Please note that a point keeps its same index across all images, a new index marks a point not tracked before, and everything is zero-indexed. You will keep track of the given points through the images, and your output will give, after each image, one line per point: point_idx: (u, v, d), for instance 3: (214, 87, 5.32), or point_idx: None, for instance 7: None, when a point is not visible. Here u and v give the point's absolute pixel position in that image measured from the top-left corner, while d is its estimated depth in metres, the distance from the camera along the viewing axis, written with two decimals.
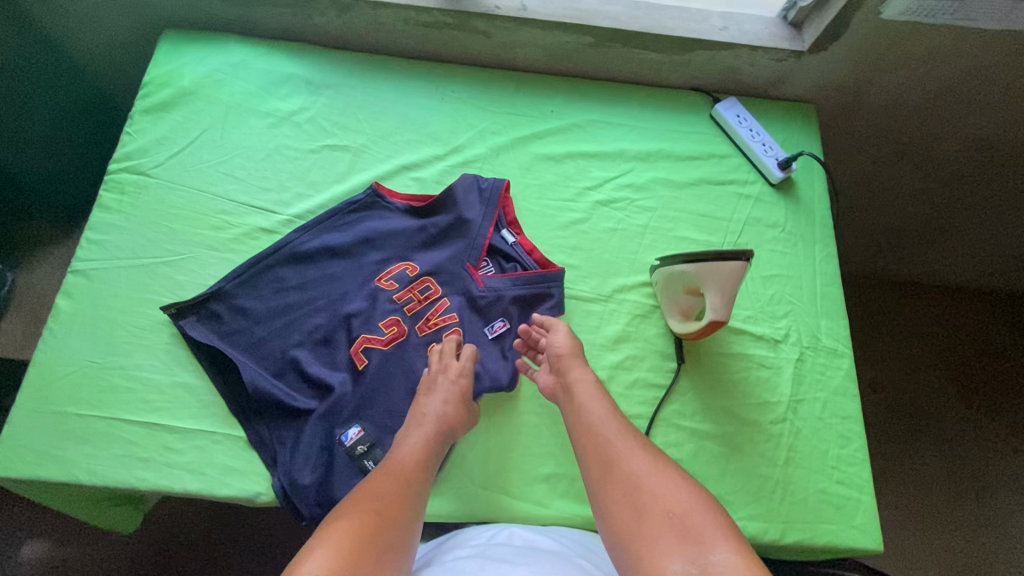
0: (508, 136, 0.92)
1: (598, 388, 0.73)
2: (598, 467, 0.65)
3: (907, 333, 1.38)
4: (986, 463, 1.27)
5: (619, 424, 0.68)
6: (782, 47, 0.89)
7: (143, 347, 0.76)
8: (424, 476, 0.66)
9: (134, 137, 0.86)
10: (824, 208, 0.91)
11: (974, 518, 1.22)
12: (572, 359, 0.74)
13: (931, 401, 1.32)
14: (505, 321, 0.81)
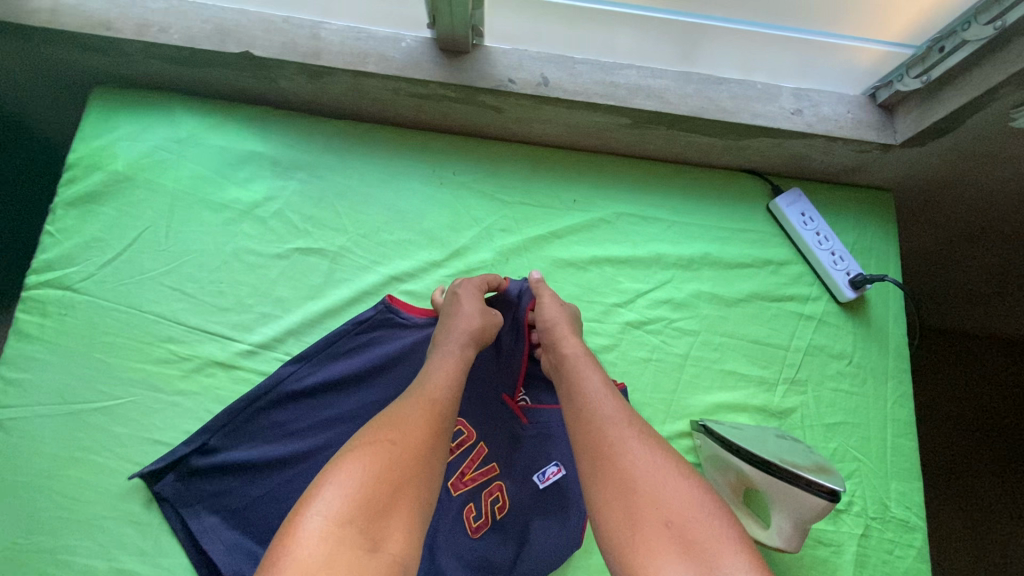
0: (521, 237, 0.75)
1: (595, 365, 0.60)
2: (592, 448, 0.51)
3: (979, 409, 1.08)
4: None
5: (617, 400, 0.55)
6: (868, 138, 0.70)
7: (74, 524, 0.62)
8: (457, 397, 0.57)
9: (57, 240, 0.70)
10: (900, 334, 0.75)
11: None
12: (565, 335, 0.63)
13: (1004, 501, 1.03)
14: (558, 465, 0.68)
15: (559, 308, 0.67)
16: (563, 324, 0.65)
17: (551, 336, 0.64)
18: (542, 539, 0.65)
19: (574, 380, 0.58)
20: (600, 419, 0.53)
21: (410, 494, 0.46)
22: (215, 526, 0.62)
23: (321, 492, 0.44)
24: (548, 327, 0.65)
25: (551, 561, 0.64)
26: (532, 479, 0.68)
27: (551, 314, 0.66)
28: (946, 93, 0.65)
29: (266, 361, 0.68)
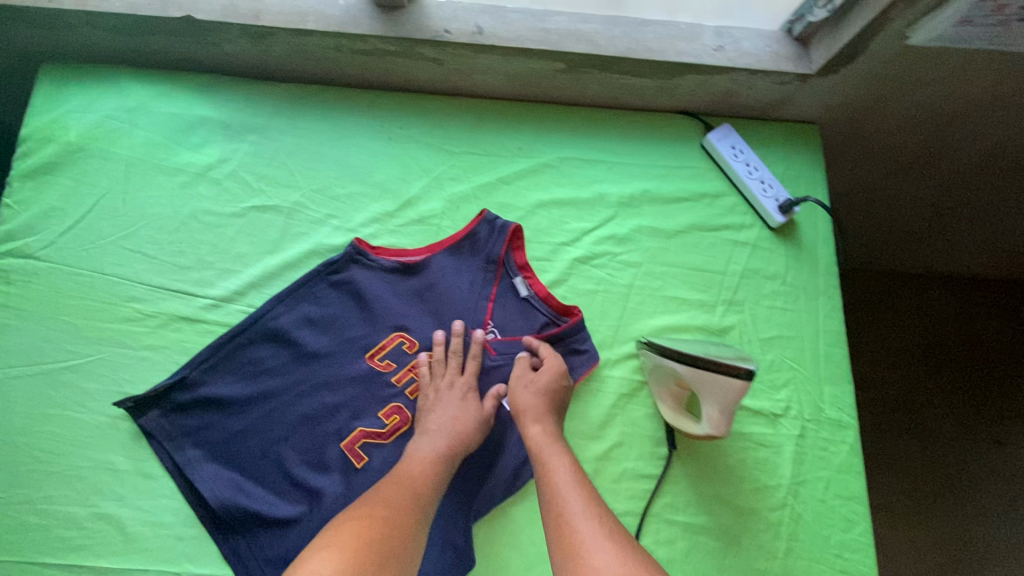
0: (470, 184, 0.79)
1: (569, 459, 0.63)
2: (560, 544, 0.53)
3: (906, 327, 1.23)
4: (987, 470, 1.13)
5: (586, 496, 0.58)
6: (786, 70, 0.75)
7: (54, 475, 0.65)
8: (431, 491, 0.61)
9: (15, 211, 0.72)
10: (829, 253, 0.81)
11: (969, 534, 1.09)
12: (539, 420, 0.66)
13: (935, 403, 1.18)
14: None
15: (542, 381, 0.69)
16: (540, 403, 0.68)
17: (524, 418, 0.67)
18: (508, 455, 0.71)
19: (545, 474, 0.61)
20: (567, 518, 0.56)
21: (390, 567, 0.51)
22: (200, 455, 0.66)
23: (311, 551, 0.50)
24: (519, 407, 0.68)
25: (517, 473, 0.70)
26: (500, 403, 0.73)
27: (526, 396, 0.68)
28: (849, 19, 0.70)
29: (231, 314, 0.72)
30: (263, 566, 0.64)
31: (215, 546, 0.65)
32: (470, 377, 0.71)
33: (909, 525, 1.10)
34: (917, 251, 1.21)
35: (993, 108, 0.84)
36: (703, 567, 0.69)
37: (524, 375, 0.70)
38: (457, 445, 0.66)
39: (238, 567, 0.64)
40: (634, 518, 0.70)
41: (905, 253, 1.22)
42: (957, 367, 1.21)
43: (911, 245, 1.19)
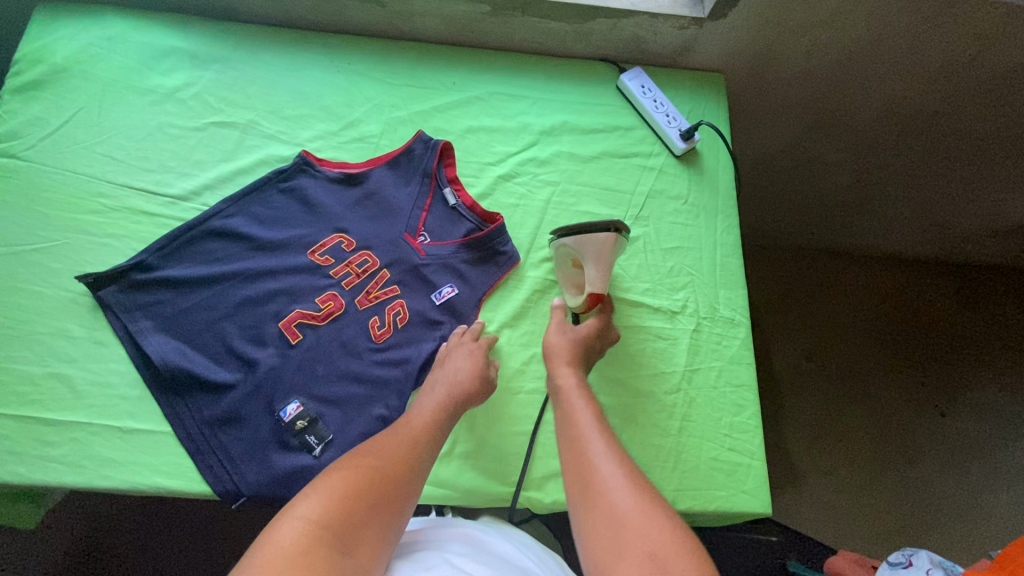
0: (407, 111, 0.89)
1: (591, 405, 0.68)
2: (580, 481, 0.61)
3: (843, 308, 1.48)
4: (888, 414, 1.40)
5: (606, 442, 0.63)
6: (682, 14, 0.88)
7: (13, 338, 0.72)
8: (433, 442, 0.66)
9: (2, 119, 0.82)
10: (728, 178, 0.91)
11: (879, 468, 1.35)
12: (571, 365, 0.72)
13: (870, 371, 1.43)
14: (453, 286, 0.81)
15: (580, 333, 0.75)
16: (577, 351, 0.74)
17: (563, 364, 0.73)
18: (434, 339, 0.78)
19: (571, 415, 0.67)
20: (588, 458, 0.62)
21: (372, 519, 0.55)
22: (150, 326, 0.74)
23: (305, 501, 0.55)
24: (556, 353, 0.74)
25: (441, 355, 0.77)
26: (430, 298, 0.80)
27: (570, 344, 0.74)
28: None
29: (187, 210, 0.80)
30: (200, 424, 0.71)
31: (158, 405, 0.72)
32: (475, 342, 0.75)
33: (832, 466, 1.35)
34: (840, 219, 1.40)
35: (877, 65, 0.98)
36: None
37: (561, 334, 0.75)
38: (461, 398, 0.70)
39: (178, 423, 0.71)
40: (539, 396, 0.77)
41: (833, 224, 1.42)
42: (870, 335, 1.46)
43: (835, 212, 1.38)
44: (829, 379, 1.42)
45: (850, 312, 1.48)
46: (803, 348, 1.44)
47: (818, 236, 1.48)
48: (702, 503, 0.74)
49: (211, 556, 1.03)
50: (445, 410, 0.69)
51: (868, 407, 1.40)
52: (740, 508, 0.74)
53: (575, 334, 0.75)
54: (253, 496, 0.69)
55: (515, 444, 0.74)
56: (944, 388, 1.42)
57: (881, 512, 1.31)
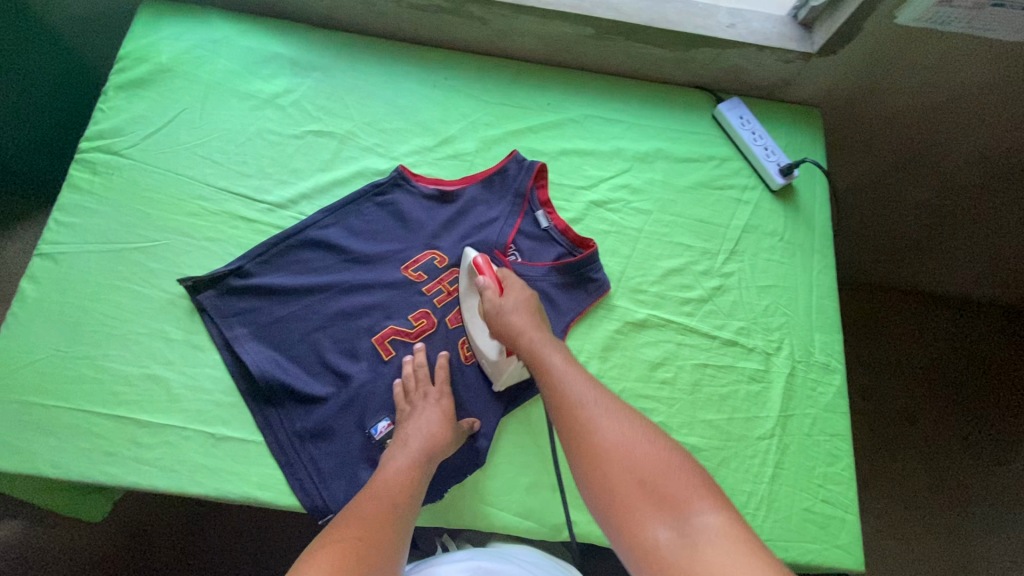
0: (501, 130, 0.89)
1: (561, 352, 0.68)
2: (570, 431, 0.60)
3: (906, 350, 1.38)
4: (946, 460, 1.29)
5: (587, 381, 0.64)
6: (790, 48, 0.86)
7: (112, 336, 0.73)
8: (413, 496, 0.65)
9: (108, 115, 0.82)
10: (825, 218, 0.89)
11: (934, 517, 1.24)
12: (528, 329, 0.70)
13: (932, 417, 1.33)
14: (543, 312, 0.79)
15: (507, 300, 0.73)
16: (520, 317, 0.71)
17: (511, 335, 0.70)
18: None
19: (543, 369, 0.66)
20: (572, 404, 0.62)
21: None
22: (246, 333, 0.74)
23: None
24: (507, 330, 0.71)
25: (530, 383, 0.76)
26: None
27: (509, 319, 0.71)
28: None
29: (284, 218, 0.81)
30: (291, 436, 0.71)
31: (250, 413, 0.72)
32: (442, 385, 0.73)
33: (884, 513, 1.24)
34: (908, 259, 1.33)
35: (979, 109, 0.94)
36: None
37: (495, 301, 0.72)
38: (432, 454, 0.68)
39: (269, 433, 0.71)
40: None
41: (903, 266, 1.35)
42: (930, 376, 1.36)
43: (905, 253, 1.31)
44: (884, 418, 1.32)
45: (913, 353, 1.38)
46: (858, 385, 1.34)
47: (880, 275, 1.40)
48: (795, 556, 0.71)
49: (262, 563, 1.03)
50: (420, 464, 0.67)
51: (928, 455, 1.29)
52: (834, 564, 0.72)
53: (502, 306, 0.72)
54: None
55: None
56: (1013, 441, 1.31)
57: (936, 566, 1.20)
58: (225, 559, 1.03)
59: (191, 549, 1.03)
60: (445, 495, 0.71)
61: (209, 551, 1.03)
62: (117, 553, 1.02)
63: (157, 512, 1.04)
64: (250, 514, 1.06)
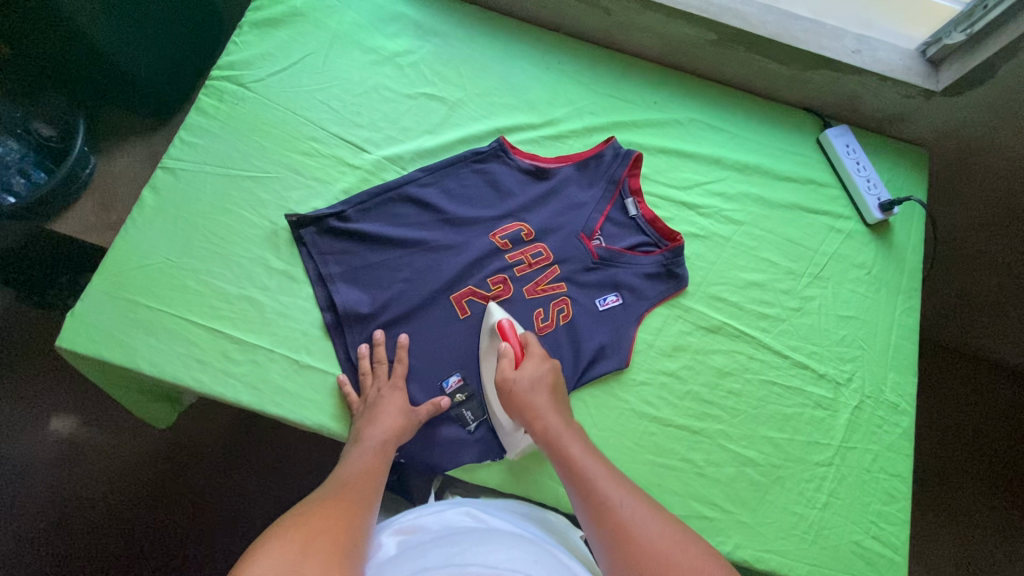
0: (605, 120, 0.90)
1: (580, 442, 0.67)
2: (595, 518, 0.60)
3: (968, 417, 1.30)
4: (979, 533, 1.22)
5: (610, 473, 0.64)
6: (913, 83, 0.85)
7: (218, 254, 0.77)
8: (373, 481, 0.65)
9: (239, 49, 0.86)
10: (916, 258, 0.87)
11: None
12: (544, 411, 0.68)
13: (969, 485, 1.26)
14: (618, 295, 0.81)
15: (524, 375, 0.70)
16: (540, 397, 0.70)
17: (530, 415, 0.68)
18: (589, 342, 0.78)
19: (562, 456, 0.66)
20: (598, 499, 0.61)
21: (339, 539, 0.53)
22: (339, 272, 0.78)
23: (275, 540, 0.50)
24: (526, 407, 0.68)
25: (605, 362, 0.77)
26: (594, 302, 0.81)
27: (528, 396, 0.69)
28: (983, 45, 0.80)
29: (387, 172, 0.84)
30: None
31: (333, 351, 0.76)
32: (398, 375, 0.74)
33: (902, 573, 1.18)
34: (987, 325, 1.24)
35: None
36: (744, 494, 0.74)
37: (510, 377, 0.70)
38: (390, 442, 0.69)
39: (348, 368, 0.75)
40: (688, 433, 0.76)
41: (980, 331, 1.26)
42: (978, 444, 1.29)
43: (990, 319, 1.22)
44: (922, 477, 1.25)
45: (970, 419, 1.30)
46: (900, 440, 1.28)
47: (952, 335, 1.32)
48: None
49: (283, 486, 1.24)
50: (378, 453, 0.68)
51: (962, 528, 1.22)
52: None
53: (514, 380, 0.70)
54: (407, 456, 0.74)
55: (657, 474, 0.74)
56: None
57: None
58: (248, 476, 1.24)
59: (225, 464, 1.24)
60: (506, 456, 0.75)
61: (238, 467, 1.24)
62: (165, 458, 1.24)
63: (212, 420, 1.27)
64: (280, 442, 1.27)
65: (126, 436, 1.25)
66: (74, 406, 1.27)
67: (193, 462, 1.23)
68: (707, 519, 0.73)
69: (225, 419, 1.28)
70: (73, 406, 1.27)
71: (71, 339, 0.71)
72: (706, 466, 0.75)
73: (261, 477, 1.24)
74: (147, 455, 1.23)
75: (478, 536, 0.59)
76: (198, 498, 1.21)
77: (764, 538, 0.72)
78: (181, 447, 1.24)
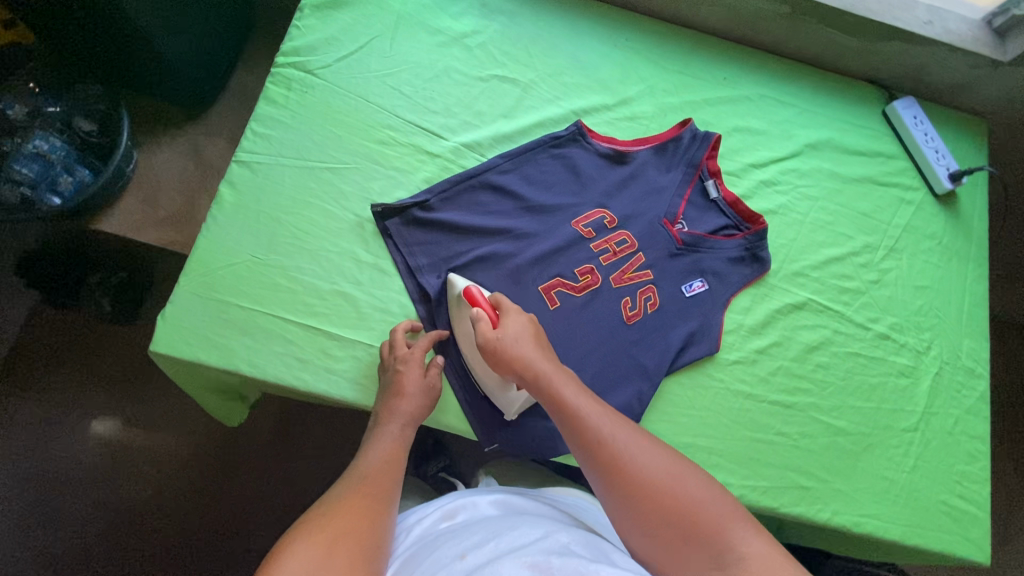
0: (678, 98, 0.89)
1: (569, 382, 0.64)
2: (593, 458, 0.59)
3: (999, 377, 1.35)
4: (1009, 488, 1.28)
5: (602, 409, 0.62)
6: (984, 53, 0.86)
7: (305, 249, 0.75)
8: (396, 467, 0.64)
9: (302, 33, 0.83)
10: (982, 228, 0.90)
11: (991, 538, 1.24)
12: (533, 357, 0.64)
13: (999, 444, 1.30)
14: (703, 281, 0.81)
15: (506, 329, 0.66)
16: (525, 346, 0.65)
17: (518, 364, 0.64)
18: (679, 329, 0.78)
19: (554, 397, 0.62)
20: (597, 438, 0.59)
21: (365, 532, 0.54)
22: (426, 263, 0.77)
23: (300, 541, 0.50)
24: (512, 351, 0.64)
25: (697, 349, 0.78)
26: (680, 289, 0.80)
27: (512, 345, 0.64)
28: None
29: (467, 159, 0.82)
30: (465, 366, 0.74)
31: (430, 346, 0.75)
32: (419, 352, 0.70)
33: None
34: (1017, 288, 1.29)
35: None
36: (839, 463, 0.77)
37: (494, 334, 0.65)
38: (409, 423, 0.67)
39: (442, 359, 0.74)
40: (782, 407, 0.78)
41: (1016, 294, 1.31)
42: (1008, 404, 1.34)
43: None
44: None
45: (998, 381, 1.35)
46: None
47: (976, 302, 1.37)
48: (929, 543, 0.75)
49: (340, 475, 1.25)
50: (399, 439, 0.66)
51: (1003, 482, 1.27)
52: (963, 555, 0.75)
53: (500, 337, 0.65)
54: (505, 445, 0.74)
55: (758, 448, 0.75)
56: None
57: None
58: (305, 467, 1.23)
59: (278, 457, 1.24)
60: None
61: (291, 461, 1.24)
62: (219, 453, 1.23)
63: (261, 414, 1.25)
64: (334, 433, 1.27)
65: (174, 433, 1.23)
66: (117, 408, 1.23)
67: (245, 456, 1.23)
68: (807, 489, 0.75)
69: (273, 413, 1.26)
70: (115, 408, 1.23)
71: (165, 343, 0.69)
72: (802, 438, 0.77)
73: (317, 467, 1.24)
74: (200, 451, 1.22)
75: (511, 520, 0.58)
76: (258, 489, 1.21)
77: (861, 503, 0.75)
78: (233, 440, 1.23)
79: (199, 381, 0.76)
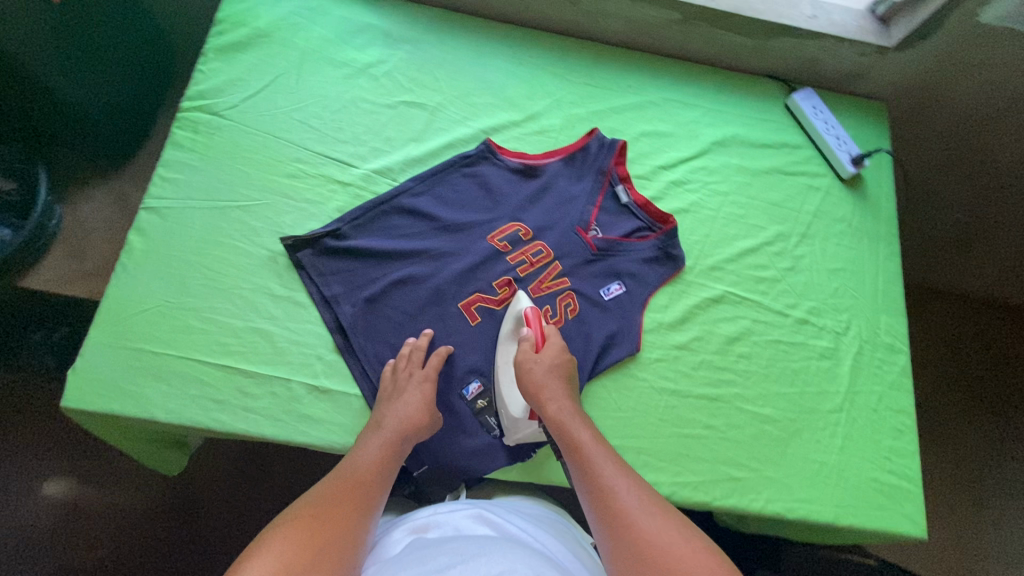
0: (585, 109, 0.91)
1: (589, 429, 0.67)
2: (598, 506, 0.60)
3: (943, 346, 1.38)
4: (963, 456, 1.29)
5: (616, 464, 0.64)
6: (869, 41, 0.90)
7: (218, 289, 0.75)
8: (384, 479, 0.64)
9: (207, 76, 0.84)
10: (890, 207, 0.93)
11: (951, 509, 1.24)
12: (557, 397, 0.68)
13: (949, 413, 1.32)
14: (620, 284, 0.82)
15: (545, 359, 0.71)
16: (554, 381, 0.70)
17: (540, 398, 0.68)
18: (600, 332, 0.79)
19: (570, 442, 0.65)
20: (608, 492, 0.60)
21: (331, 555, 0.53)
22: (342, 291, 0.77)
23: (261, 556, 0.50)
24: (539, 389, 0.69)
25: (620, 351, 0.78)
26: (599, 293, 0.81)
27: (544, 377, 0.70)
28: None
29: (379, 184, 0.83)
30: None
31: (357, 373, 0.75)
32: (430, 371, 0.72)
33: None
34: (948, 258, 1.34)
35: None
36: (768, 451, 0.77)
37: (532, 359, 0.71)
38: (405, 436, 0.67)
39: (363, 384, 0.74)
40: (706, 400, 0.79)
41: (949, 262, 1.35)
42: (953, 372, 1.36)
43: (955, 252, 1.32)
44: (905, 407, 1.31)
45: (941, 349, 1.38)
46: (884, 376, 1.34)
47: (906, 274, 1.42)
48: (864, 521, 0.75)
49: None
50: (390, 450, 0.66)
51: (964, 449, 1.28)
52: (898, 530, 0.76)
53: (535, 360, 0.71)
54: (434, 466, 0.73)
55: (686, 444, 0.76)
56: None
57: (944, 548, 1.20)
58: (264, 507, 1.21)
59: (234, 501, 1.21)
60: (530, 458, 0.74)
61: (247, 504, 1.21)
62: (173, 502, 1.19)
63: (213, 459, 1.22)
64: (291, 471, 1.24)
65: (126, 487, 1.19)
66: (65, 467, 1.20)
67: (199, 504, 1.20)
68: (738, 479, 0.75)
69: (226, 455, 1.24)
70: (63, 467, 1.20)
71: (76, 398, 0.68)
72: (729, 429, 0.78)
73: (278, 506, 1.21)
74: (153, 503, 1.19)
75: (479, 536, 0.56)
76: (215, 535, 1.18)
77: (792, 489, 0.76)
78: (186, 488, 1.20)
79: (121, 433, 0.75)
